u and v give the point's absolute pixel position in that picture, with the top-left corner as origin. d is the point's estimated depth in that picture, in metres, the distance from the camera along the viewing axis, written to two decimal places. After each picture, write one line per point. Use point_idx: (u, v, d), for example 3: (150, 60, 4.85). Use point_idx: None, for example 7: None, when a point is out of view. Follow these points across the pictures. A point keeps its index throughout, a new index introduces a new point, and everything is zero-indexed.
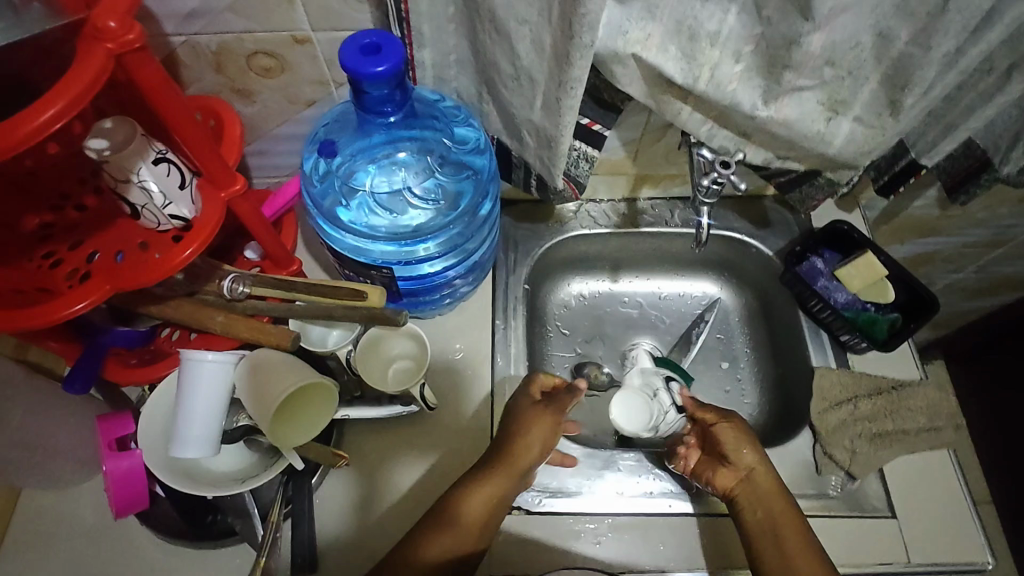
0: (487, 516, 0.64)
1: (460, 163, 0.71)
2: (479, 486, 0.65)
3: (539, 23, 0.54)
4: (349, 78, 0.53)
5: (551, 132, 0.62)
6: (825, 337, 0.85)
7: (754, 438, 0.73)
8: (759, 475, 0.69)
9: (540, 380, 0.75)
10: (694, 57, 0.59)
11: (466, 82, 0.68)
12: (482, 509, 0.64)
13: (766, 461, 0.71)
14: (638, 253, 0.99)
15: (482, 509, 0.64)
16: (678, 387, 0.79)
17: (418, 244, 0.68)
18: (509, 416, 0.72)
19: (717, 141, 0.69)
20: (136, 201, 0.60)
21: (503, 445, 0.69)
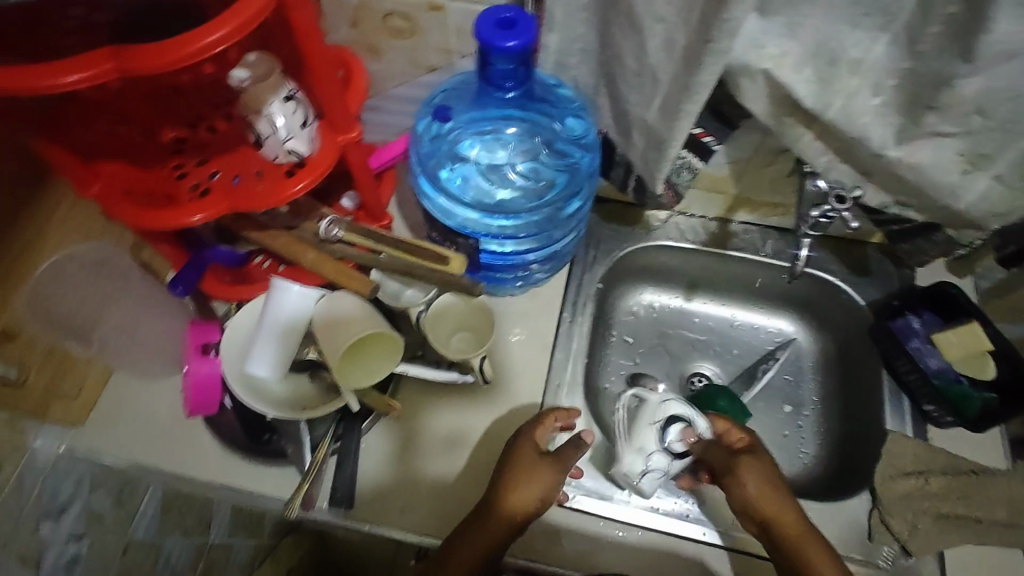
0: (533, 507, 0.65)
1: (564, 152, 0.72)
2: (505, 499, 0.64)
3: (676, 22, 0.53)
4: (479, 48, 0.54)
5: (662, 135, 0.61)
6: (906, 403, 0.79)
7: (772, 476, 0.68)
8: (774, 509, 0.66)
9: (545, 422, 0.69)
10: (829, 82, 0.57)
11: (586, 72, 0.68)
12: (499, 531, 0.64)
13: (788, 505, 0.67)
14: (719, 275, 0.96)
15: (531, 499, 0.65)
16: (682, 431, 0.70)
17: (505, 221, 0.71)
18: (509, 453, 0.68)
19: (834, 174, 0.65)
20: (261, 131, 0.63)
21: (530, 455, 0.67)
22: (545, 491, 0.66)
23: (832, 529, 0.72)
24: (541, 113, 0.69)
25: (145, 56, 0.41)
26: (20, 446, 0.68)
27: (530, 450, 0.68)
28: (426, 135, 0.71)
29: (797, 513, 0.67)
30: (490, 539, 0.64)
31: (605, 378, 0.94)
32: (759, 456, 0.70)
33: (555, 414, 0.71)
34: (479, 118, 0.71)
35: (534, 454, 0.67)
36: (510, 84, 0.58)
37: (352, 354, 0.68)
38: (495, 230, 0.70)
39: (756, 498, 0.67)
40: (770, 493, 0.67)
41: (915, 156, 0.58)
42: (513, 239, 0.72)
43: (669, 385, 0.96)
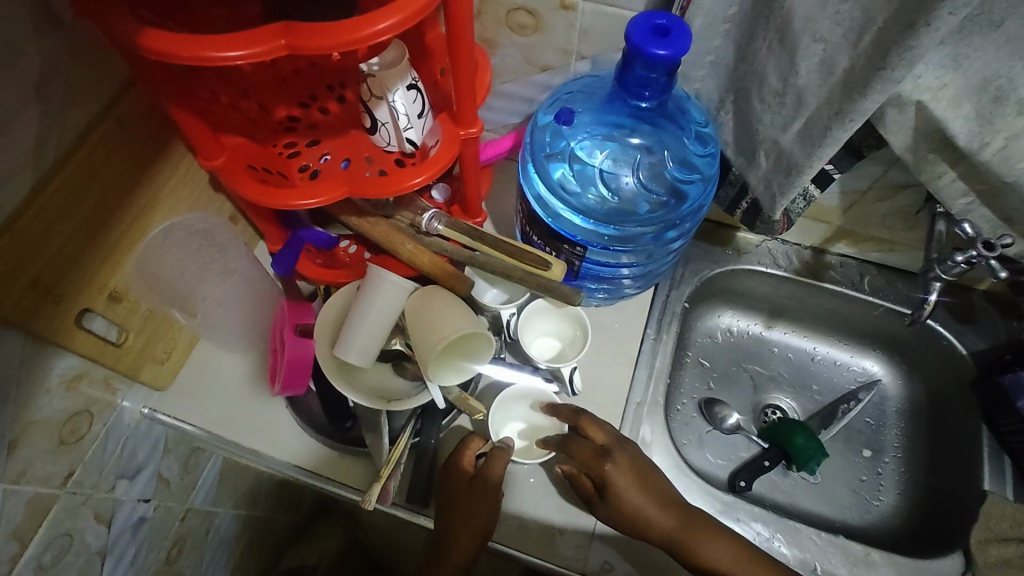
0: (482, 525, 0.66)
1: (685, 169, 0.69)
2: (454, 529, 0.65)
3: (839, 44, 0.51)
4: (628, 51, 0.53)
5: (797, 160, 0.59)
6: (1007, 462, 0.77)
7: (636, 480, 0.63)
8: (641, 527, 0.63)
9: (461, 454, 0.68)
10: (990, 121, 0.53)
11: (712, 86, 0.66)
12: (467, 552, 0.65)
13: (660, 511, 0.63)
14: (805, 306, 0.93)
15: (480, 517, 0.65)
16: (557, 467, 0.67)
17: (608, 229, 0.68)
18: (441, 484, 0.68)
19: (971, 217, 0.62)
20: (379, 118, 0.62)
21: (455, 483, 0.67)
22: (488, 519, 0.66)
23: None
24: (669, 127, 0.68)
25: (316, 34, 0.40)
26: (110, 405, 0.69)
27: (461, 482, 0.67)
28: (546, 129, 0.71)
29: (676, 509, 0.64)
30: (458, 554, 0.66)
31: (677, 400, 0.92)
32: (611, 483, 0.63)
33: (477, 440, 0.69)
34: (602, 120, 0.69)
35: (464, 481, 0.67)
36: (649, 93, 0.56)
37: (444, 352, 0.68)
38: (603, 240, 0.68)
39: (620, 520, 0.64)
40: (632, 514, 0.62)
41: None
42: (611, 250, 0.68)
43: (742, 415, 0.93)
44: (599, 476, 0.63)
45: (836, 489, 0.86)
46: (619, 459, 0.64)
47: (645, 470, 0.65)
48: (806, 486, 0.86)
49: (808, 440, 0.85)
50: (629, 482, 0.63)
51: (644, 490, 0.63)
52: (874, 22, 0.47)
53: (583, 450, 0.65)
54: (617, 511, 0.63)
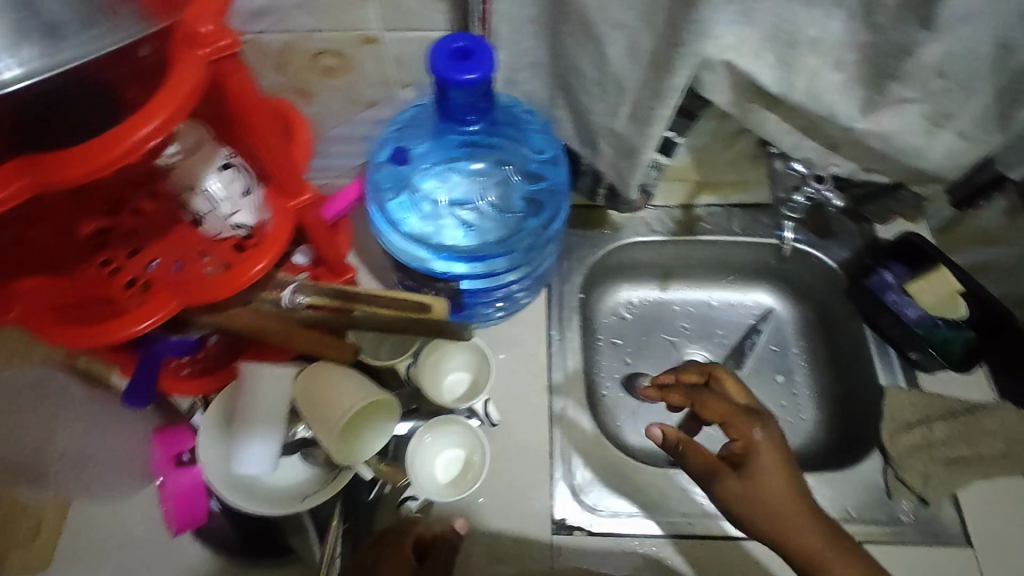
0: None
1: (534, 174, 0.69)
2: None
3: (637, 27, 0.51)
4: (437, 85, 0.50)
5: (634, 142, 0.59)
6: (892, 353, 0.82)
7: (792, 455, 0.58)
8: (776, 521, 0.55)
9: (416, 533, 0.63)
10: (791, 64, 0.56)
11: (539, 86, 0.65)
12: None
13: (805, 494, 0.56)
14: (691, 261, 0.96)
15: None
16: (654, 427, 0.61)
17: (478, 256, 0.66)
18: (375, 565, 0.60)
19: (802, 151, 0.65)
20: (199, 209, 0.57)
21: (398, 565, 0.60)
22: None
23: (853, 497, 0.73)
24: (506, 138, 0.67)
25: (65, 166, 0.35)
26: None
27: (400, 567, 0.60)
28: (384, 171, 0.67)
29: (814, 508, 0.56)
30: None
31: (601, 386, 0.93)
32: (755, 448, 0.57)
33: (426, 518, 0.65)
34: (439, 148, 0.67)
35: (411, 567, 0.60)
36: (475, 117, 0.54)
37: (352, 427, 0.64)
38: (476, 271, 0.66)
39: (745, 511, 0.55)
40: (770, 511, 0.55)
41: (882, 125, 0.58)
42: (485, 275, 0.67)
43: None
44: (743, 442, 0.59)
45: None
46: (767, 429, 0.59)
47: (793, 466, 0.57)
48: None
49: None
50: (773, 457, 0.57)
51: (789, 488, 0.56)
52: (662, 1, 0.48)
53: (721, 408, 0.62)
54: (749, 491, 0.56)
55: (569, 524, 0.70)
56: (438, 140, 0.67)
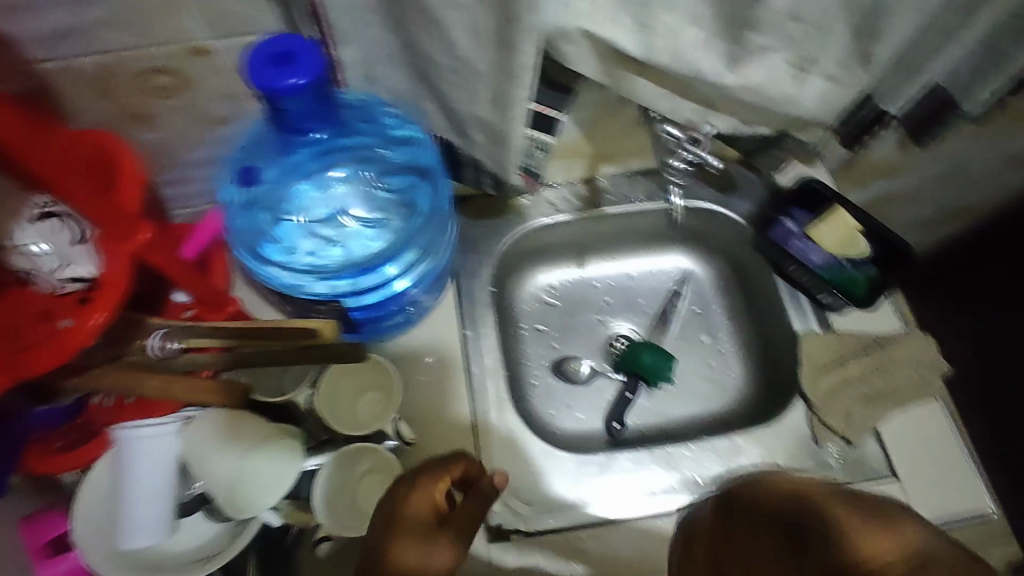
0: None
1: (404, 165, 0.65)
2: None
3: (474, 6, 0.47)
4: (263, 98, 0.45)
5: (501, 128, 0.56)
6: (803, 299, 0.83)
7: None
8: None
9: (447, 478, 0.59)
10: (649, 25, 0.53)
11: (400, 79, 0.61)
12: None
13: None
14: (604, 235, 0.94)
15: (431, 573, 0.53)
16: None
17: (368, 269, 0.63)
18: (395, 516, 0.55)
19: (681, 114, 0.63)
20: (23, 268, 0.52)
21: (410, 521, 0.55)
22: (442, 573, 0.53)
23: (782, 450, 0.74)
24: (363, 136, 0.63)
25: None
26: None
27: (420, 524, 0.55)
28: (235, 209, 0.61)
29: None
30: None
31: (530, 375, 0.91)
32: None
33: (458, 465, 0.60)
34: (290, 169, 0.62)
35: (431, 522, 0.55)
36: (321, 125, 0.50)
37: (249, 474, 0.60)
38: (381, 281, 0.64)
39: None
40: None
41: (750, 78, 0.56)
42: (382, 284, 0.64)
43: (593, 359, 0.93)
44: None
45: (694, 385, 0.90)
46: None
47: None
48: (669, 394, 0.90)
49: (652, 356, 0.87)
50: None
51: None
52: None
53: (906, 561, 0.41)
54: None
55: (506, 529, 0.70)
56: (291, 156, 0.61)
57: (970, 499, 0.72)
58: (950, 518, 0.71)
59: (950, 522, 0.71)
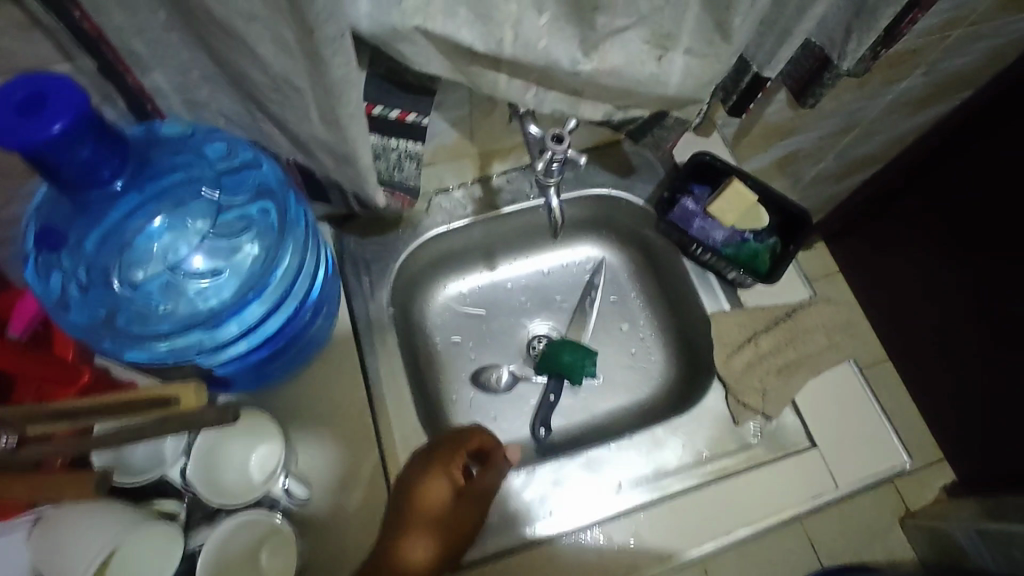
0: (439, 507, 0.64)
1: (240, 186, 0.58)
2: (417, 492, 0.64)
3: (269, 16, 0.40)
4: (16, 154, 0.38)
5: (343, 148, 0.50)
6: (712, 279, 0.81)
7: None
8: None
9: (472, 440, 0.68)
10: (489, 16, 0.48)
11: (229, 101, 0.54)
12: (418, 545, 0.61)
13: None
14: (509, 234, 0.89)
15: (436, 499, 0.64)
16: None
17: (262, 289, 0.58)
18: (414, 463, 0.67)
19: (549, 105, 0.58)
20: None
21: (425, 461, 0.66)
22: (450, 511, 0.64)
23: (704, 434, 0.72)
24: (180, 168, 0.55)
25: None
26: None
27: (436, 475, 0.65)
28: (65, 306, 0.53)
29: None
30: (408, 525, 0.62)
31: (449, 393, 0.85)
32: None
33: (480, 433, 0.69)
34: (111, 237, 0.53)
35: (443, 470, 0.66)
36: (112, 171, 0.43)
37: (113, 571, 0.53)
38: (276, 301, 0.58)
39: None
40: None
41: (608, 62, 0.52)
42: (288, 289, 0.59)
43: (512, 363, 0.89)
44: None
45: (616, 376, 0.88)
46: None
47: None
48: (594, 389, 0.87)
49: (572, 353, 0.84)
50: None
51: None
52: None
53: None
54: None
55: None
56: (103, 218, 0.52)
57: (886, 456, 0.72)
58: (870, 479, 0.71)
59: (870, 482, 0.71)
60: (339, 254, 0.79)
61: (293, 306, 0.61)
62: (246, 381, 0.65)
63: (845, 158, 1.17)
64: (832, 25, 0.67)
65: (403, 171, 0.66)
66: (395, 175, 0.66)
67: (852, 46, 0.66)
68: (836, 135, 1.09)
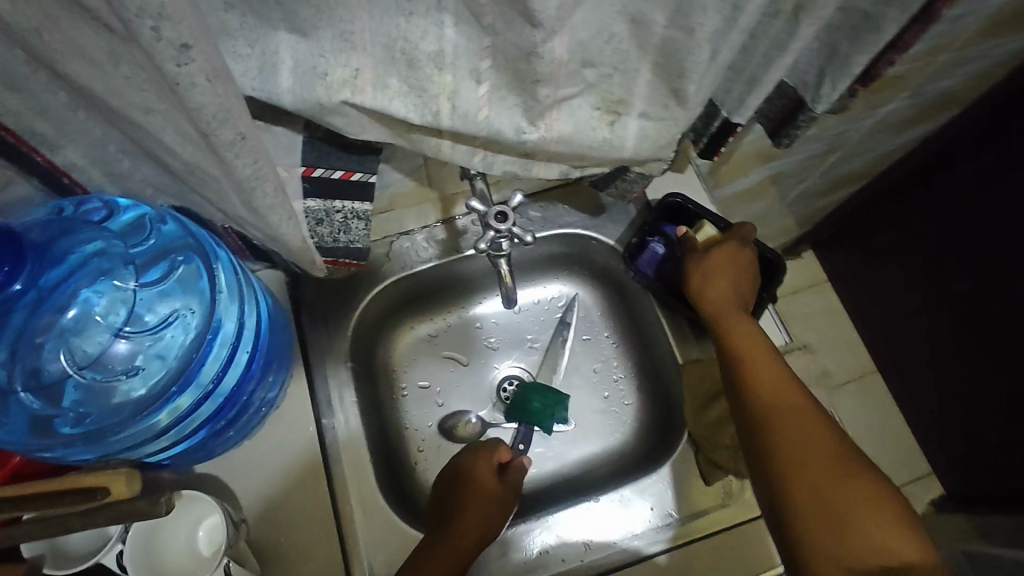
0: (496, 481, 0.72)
1: (152, 259, 0.56)
2: (473, 467, 0.72)
3: (167, 110, 0.36)
4: None
5: (270, 231, 0.46)
6: (684, 325, 0.79)
7: None
8: None
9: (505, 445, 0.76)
10: (423, 88, 0.45)
11: (152, 173, 0.50)
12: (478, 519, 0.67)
13: None
14: (477, 274, 0.85)
15: (491, 474, 0.72)
16: None
17: (204, 355, 0.55)
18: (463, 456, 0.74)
19: (499, 167, 0.55)
20: None
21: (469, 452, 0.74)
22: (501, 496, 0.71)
23: (673, 493, 0.72)
24: (86, 254, 0.53)
25: None
26: None
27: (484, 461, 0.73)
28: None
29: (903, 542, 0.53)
30: (478, 488, 0.70)
31: (415, 443, 0.82)
32: None
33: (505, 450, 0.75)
34: (27, 338, 0.51)
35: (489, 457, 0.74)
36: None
37: None
38: (222, 363, 0.56)
39: None
40: None
41: (556, 130, 0.48)
42: (235, 346, 0.56)
43: (481, 409, 0.85)
44: None
45: (589, 423, 0.85)
46: None
47: None
48: (565, 434, 0.84)
49: (534, 393, 0.81)
50: None
51: None
52: (159, 80, 0.33)
53: None
54: None
55: None
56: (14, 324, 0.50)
57: None
58: None
59: None
60: (296, 304, 0.76)
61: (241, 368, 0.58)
62: (191, 453, 0.62)
63: (831, 177, 1.09)
64: (804, 67, 0.63)
65: (350, 233, 0.63)
66: (344, 235, 0.63)
67: (827, 90, 0.62)
68: (819, 157, 1.01)
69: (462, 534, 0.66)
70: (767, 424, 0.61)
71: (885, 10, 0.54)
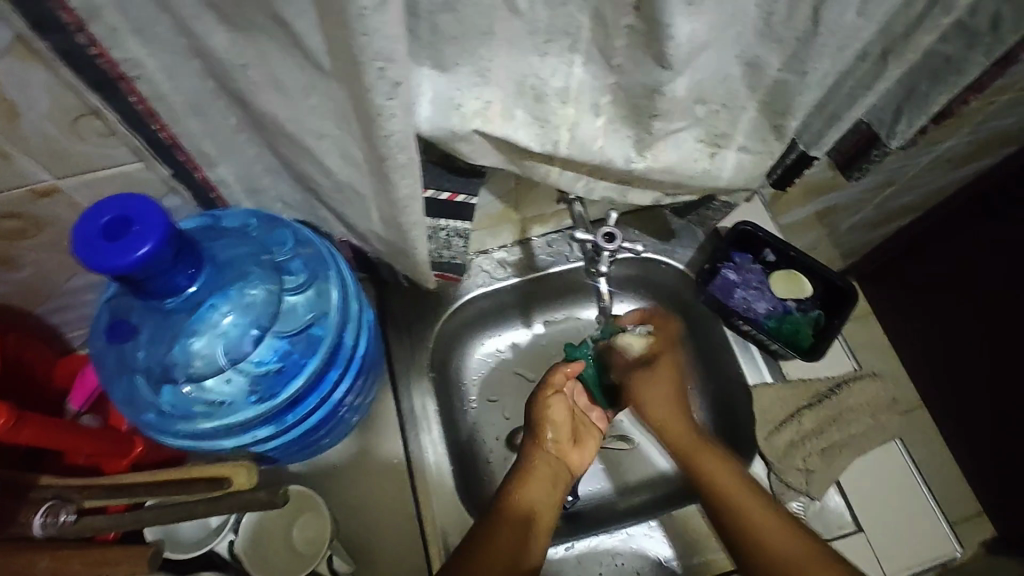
0: (563, 427, 0.73)
1: (290, 263, 0.58)
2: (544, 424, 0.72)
3: (341, 136, 0.41)
4: (102, 275, 0.39)
5: (401, 244, 0.51)
6: (754, 350, 0.81)
7: None
8: None
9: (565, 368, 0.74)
10: (547, 119, 0.49)
11: (287, 190, 0.56)
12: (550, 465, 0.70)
13: None
14: (548, 291, 0.88)
15: (560, 425, 0.72)
16: None
17: (330, 365, 0.60)
18: (537, 400, 0.73)
19: (598, 193, 0.59)
20: None
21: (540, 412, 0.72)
22: (564, 445, 0.72)
23: None
24: (239, 261, 0.55)
25: None
26: None
27: (554, 401, 0.73)
28: (140, 399, 0.56)
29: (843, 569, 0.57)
30: (545, 447, 0.71)
31: (484, 452, 0.84)
32: None
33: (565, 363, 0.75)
34: (171, 329, 0.54)
35: (553, 395, 0.73)
36: (184, 279, 0.44)
37: None
38: (340, 369, 0.61)
39: None
40: None
41: (663, 160, 0.53)
42: (349, 355, 0.61)
43: None
44: None
45: (653, 442, 0.86)
46: None
47: None
48: (629, 453, 0.85)
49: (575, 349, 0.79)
50: None
51: None
52: (348, 111, 0.38)
53: None
54: None
55: None
56: (162, 317, 0.52)
57: (934, 542, 0.74)
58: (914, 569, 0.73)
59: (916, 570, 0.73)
60: (381, 316, 0.80)
61: (356, 364, 0.62)
62: (297, 451, 0.67)
63: (885, 210, 1.10)
64: (882, 105, 0.67)
65: (451, 249, 0.69)
66: (442, 250, 0.69)
67: (903, 128, 0.66)
68: (875, 190, 1.03)
69: (514, 508, 0.64)
70: (716, 507, 0.65)
71: (968, 55, 0.58)
